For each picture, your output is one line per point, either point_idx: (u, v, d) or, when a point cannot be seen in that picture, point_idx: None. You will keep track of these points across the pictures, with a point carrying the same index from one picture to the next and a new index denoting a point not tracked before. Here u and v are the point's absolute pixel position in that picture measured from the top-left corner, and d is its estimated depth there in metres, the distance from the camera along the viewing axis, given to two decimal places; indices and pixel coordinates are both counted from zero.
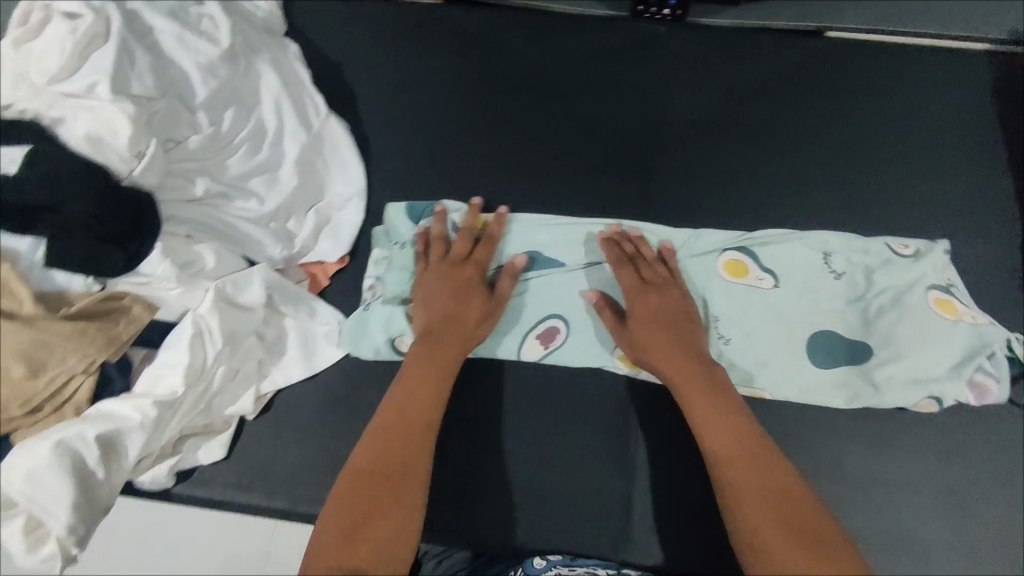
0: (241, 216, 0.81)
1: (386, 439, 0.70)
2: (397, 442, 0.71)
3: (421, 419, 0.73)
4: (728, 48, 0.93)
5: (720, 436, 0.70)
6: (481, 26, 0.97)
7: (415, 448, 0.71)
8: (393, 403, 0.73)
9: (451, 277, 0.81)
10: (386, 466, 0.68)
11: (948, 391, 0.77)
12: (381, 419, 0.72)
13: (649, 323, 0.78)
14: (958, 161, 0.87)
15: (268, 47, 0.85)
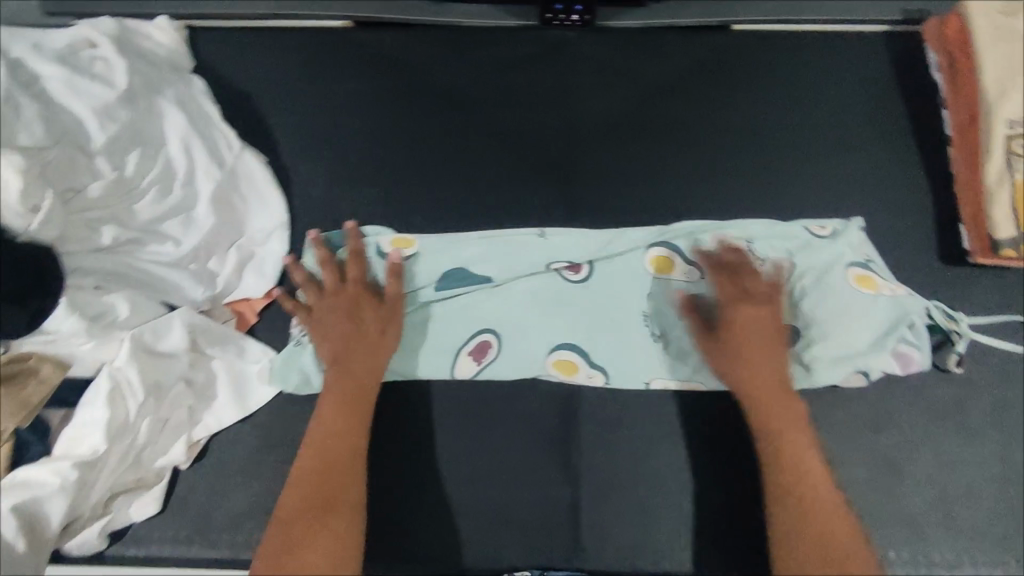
0: (157, 263, 0.81)
1: (320, 475, 0.72)
2: (328, 477, 0.72)
3: (346, 447, 0.74)
4: (638, 50, 0.95)
5: (794, 468, 0.72)
6: (391, 45, 0.96)
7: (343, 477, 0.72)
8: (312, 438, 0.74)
9: (339, 306, 0.80)
10: (320, 499, 0.70)
11: (874, 364, 0.79)
12: (306, 455, 0.73)
13: (747, 342, 0.77)
14: (858, 142, 0.91)
15: (169, 84, 0.83)
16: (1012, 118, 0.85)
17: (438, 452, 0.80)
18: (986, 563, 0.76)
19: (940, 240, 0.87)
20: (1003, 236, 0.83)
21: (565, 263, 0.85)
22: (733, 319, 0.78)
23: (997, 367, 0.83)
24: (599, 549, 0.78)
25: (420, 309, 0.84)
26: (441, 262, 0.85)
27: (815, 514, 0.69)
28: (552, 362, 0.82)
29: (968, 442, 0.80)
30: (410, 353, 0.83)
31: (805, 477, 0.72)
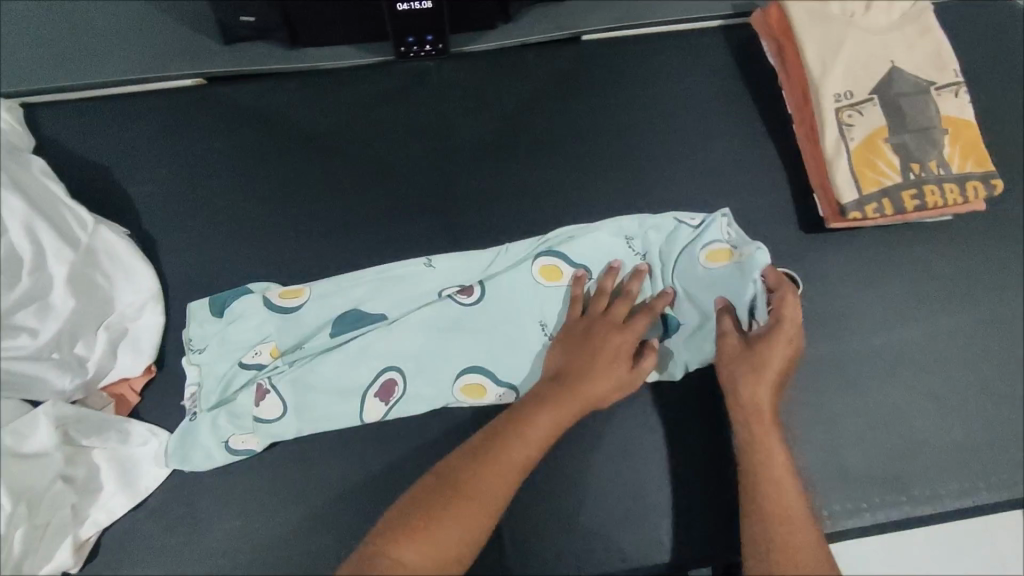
0: (14, 357, 0.74)
1: (491, 463, 0.67)
2: (498, 474, 0.67)
3: (528, 456, 0.69)
4: (497, 70, 0.97)
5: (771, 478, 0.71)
6: (248, 98, 0.94)
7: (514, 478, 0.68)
8: (535, 428, 0.70)
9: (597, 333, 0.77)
10: (470, 485, 0.65)
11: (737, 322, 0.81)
12: (491, 440, 0.69)
13: (767, 366, 0.75)
14: (714, 130, 0.97)
15: (4, 164, 0.76)
16: (838, 92, 0.90)
17: (350, 501, 0.78)
18: (882, 505, 0.81)
19: (799, 211, 0.93)
20: (847, 200, 0.87)
21: (455, 288, 0.85)
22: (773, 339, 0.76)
23: (867, 320, 0.88)
24: (525, 567, 0.78)
25: (315, 359, 0.81)
26: (330, 307, 0.83)
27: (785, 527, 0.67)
28: (460, 387, 0.82)
29: (853, 394, 0.85)
30: (309, 407, 0.79)
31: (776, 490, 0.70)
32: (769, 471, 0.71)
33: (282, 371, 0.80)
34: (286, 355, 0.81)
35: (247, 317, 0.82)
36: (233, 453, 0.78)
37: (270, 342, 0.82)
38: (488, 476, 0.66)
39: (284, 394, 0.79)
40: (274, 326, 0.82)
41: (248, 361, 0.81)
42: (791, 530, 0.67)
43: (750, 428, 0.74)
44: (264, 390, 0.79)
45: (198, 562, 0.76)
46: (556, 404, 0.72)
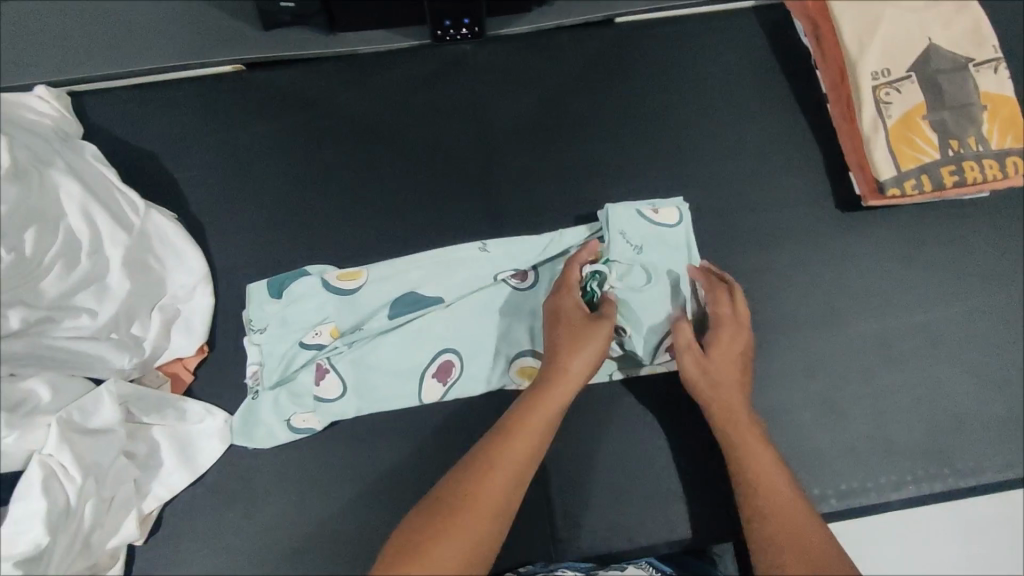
0: (74, 337, 0.75)
1: (492, 460, 0.65)
2: (505, 470, 0.65)
3: (523, 458, 0.66)
4: (533, 52, 0.98)
5: (749, 449, 0.72)
6: (289, 84, 0.96)
7: (513, 481, 0.64)
8: (525, 427, 0.67)
9: (560, 328, 0.76)
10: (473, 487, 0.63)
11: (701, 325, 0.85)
12: (482, 449, 0.67)
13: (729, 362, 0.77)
14: (750, 110, 0.98)
15: (63, 152, 0.79)
16: (875, 70, 0.91)
17: (403, 477, 0.80)
18: (923, 478, 0.83)
19: (836, 191, 0.94)
20: (886, 177, 0.88)
21: (510, 271, 0.86)
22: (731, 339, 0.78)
23: (904, 297, 0.89)
24: (574, 538, 0.80)
25: (376, 341, 0.83)
26: (392, 289, 0.85)
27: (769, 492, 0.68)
28: (516, 371, 0.84)
29: (894, 370, 0.86)
30: (370, 386, 0.82)
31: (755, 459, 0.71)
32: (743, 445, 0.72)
33: (340, 352, 0.83)
34: (345, 337, 0.83)
35: (305, 298, 0.84)
36: (294, 431, 0.81)
37: (330, 323, 0.84)
38: (494, 474, 0.64)
39: (343, 374, 0.82)
40: (333, 306, 0.84)
41: (309, 341, 0.83)
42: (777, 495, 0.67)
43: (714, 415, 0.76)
44: (324, 369, 0.82)
45: (256, 535, 0.79)
46: (540, 404, 0.70)
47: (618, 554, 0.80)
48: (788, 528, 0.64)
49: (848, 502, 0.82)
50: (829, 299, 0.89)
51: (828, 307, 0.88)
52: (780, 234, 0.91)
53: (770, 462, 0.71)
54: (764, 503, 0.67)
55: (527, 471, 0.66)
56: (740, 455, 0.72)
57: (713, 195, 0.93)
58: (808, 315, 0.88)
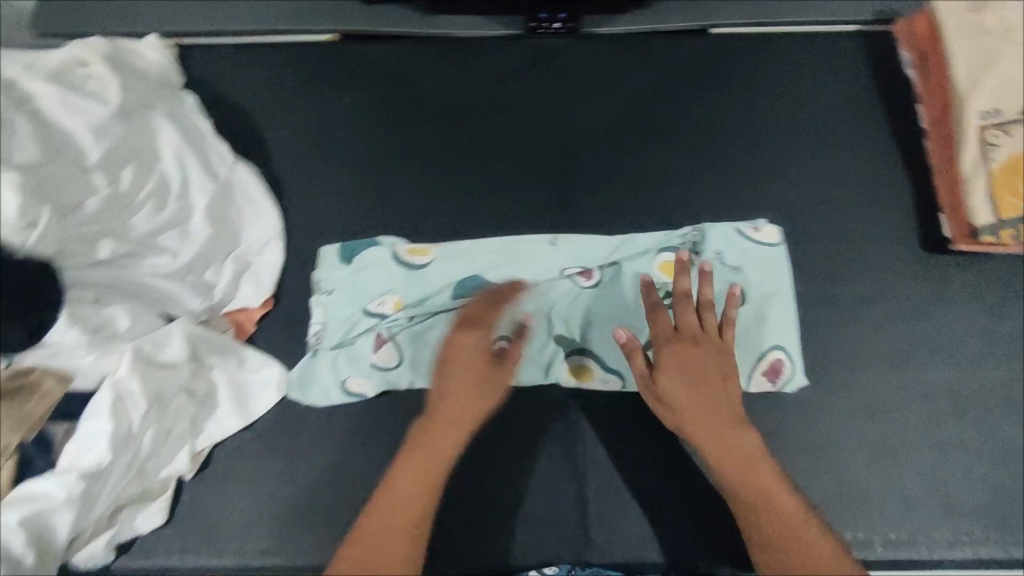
0: (156, 275, 0.80)
1: (401, 477, 0.69)
2: (416, 487, 0.68)
3: (415, 511, 0.67)
4: (625, 54, 0.98)
5: (705, 430, 0.70)
6: (381, 57, 0.98)
7: (410, 535, 0.66)
8: (426, 446, 0.70)
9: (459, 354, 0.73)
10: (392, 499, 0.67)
11: (794, 360, 0.83)
12: (394, 477, 0.69)
13: (686, 381, 0.72)
14: (841, 136, 0.94)
15: (165, 101, 0.84)
16: (985, 110, 0.85)
17: (443, 455, 0.81)
18: (982, 540, 0.78)
19: (924, 230, 0.90)
20: (984, 224, 0.84)
21: (577, 269, 0.87)
22: (675, 362, 0.73)
23: (984, 348, 0.85)
24: (605, 546, 0.79)
25: (436, 320, 0.84)
26: (456, 271, 0.86)
27: (738, 471, 0.69)
28: (567, 369, 0.84)
29: (962, 424, 0.82)
30: (426, 359, 0.83)
31: (715, 438, 0.70)
32: (749, 482, 0.68)
33: (400, 324, 0.84)
34: (408, 309, 0.84)
35: (376, 267, 0.86)
36: (349, 396, 0.83)
37: (394, 295, 0.85)
38: (402, 488, 0.68)
39: (401, 346, 0.84)
40: (401, 278, 0.86)
41: (373, 309, 0.85)
42: (744, 473, 0.69)
43: (703, 451, 0.71)
44: (383, 339, 0.84)
45: (296, 489, 0.81)
46: (421, 459, 0.69)
47: (649, 568, 0.78)
48: (770, 508, 0.67)
49: (900, 554, 0.78)
50: (902, 340, 0.85)
51: (898, 348, 0.85)
52: (857, 266, 0.88)
53: (735, 443, 0.70)
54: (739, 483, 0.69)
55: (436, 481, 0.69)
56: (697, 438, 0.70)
57: (793, 218, 0.90)
58: (876, 353, 0.85)
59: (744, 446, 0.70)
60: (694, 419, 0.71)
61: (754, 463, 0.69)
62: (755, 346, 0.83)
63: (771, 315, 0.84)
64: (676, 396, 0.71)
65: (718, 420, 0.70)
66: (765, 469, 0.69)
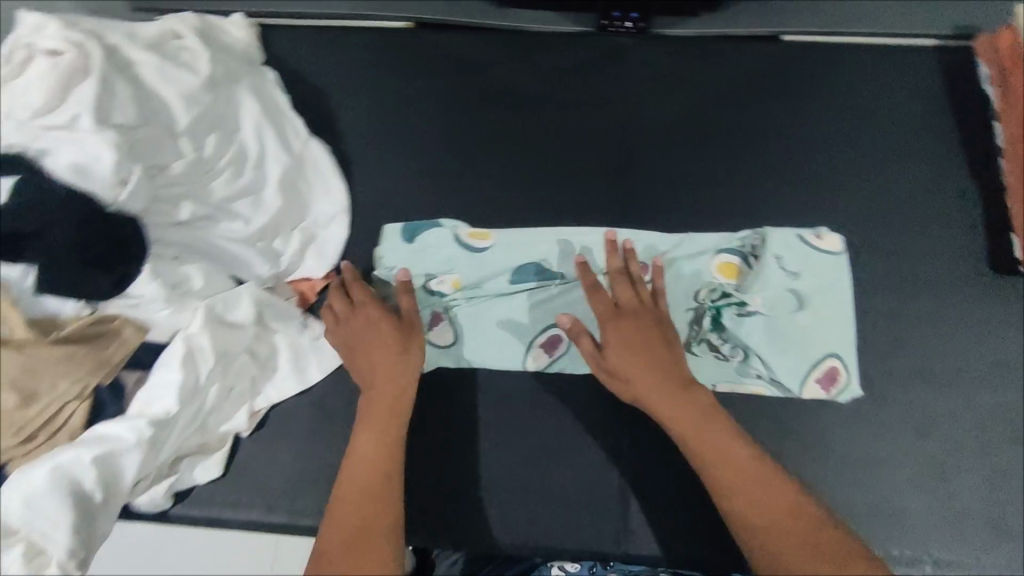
0: (230, 239, 0.83)
1: (364, 446, 0.74)
2: (379, 453, 0.73)
3: (378, 470, 0.72)
4: (693, 56, 0.98)
5: (654, 396, 0.73)
6: (453, 46, 1.01)
7: (381, 492, 0.70)
8: (374, 415, 0.76)
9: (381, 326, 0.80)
10: (360, 465, 0.72)
11: (849, 369, 0.82)
12: (360, 445, 0.74)
13: (633, 352, 0.75)
14: (911, 149, 0.93)
15: (249, 75, 0.88)
16: None
17: (488, 434, 0.84)
18: None
19: (992, 250, 0.88)
20: None
21: (635, 263, 0.87)
22: (620, 336, 0.76)
23: None
24: (641, 534, 0.80)
25: (493, 302, 0.87)
26: (515, 257, 0.88)
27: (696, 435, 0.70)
28: None
29: (1018, 449, 0.81)
30: (481, 339, 0.86)
31: (665, 402, 0.72)
32: (687, 436, 0.71)
33: (458, 302, 0.87)
34: (467, 290, 0.87)
35: (438, 247, 0.89)
36: None
37: (454, 274, 0.87)
38: (366, 456, 0.73)
39: (457, 325, 0.86)
40: (462, 261, 0.88)
41: (432, 287, 0.87)
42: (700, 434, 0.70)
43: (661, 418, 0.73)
44: (440, 317, 0.87)
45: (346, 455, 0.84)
46: (372, 423, 0.75)
47: (683, 562, 0.79)
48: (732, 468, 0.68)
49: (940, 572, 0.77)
50: (961, 359, 0.84)
51: (956, 368, 0.83)
52: (920, 282, 0.86)
53: (685, 406, 0.72)
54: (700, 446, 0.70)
55: (394, 443, 0.75)
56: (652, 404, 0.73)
57: (856, 229, 0.89)
58: (933, 371, 0.83)
59: (696, 408, 0.72)
60: (643, 387, 0.74)
61: (708, 422, 0.71)
62: (810, 353, 0.83)
63: (828, 322, 0.84)
64: (621, 368, 0.75)
65: (666, 385, 0.73)
66: (720, 428, 0.70)
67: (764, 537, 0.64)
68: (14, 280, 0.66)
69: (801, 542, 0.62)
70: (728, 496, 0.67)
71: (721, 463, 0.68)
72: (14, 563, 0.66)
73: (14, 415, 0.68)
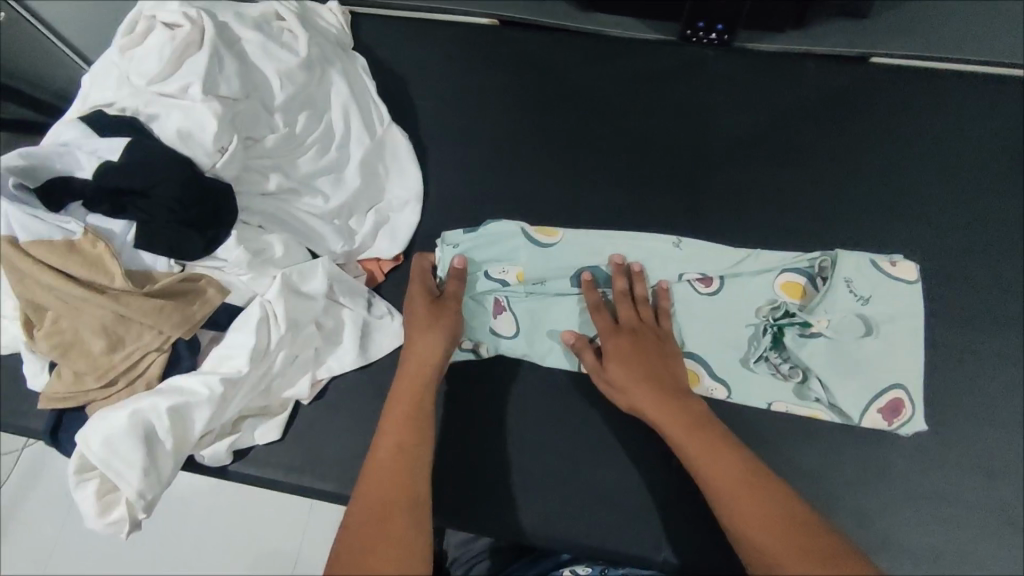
0: (309, 213, 0.86)
1: (391, 423, 0.72)
2: (407, 431, 0.71)
3: (405, 445, 0.70)
4: (776, 72, 0.98)
5: (653, 406, 0.74)
6: (536, 45, 1.03)
7: (400, 471, 0.67)
8: (401, 391, 0.75)
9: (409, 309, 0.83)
10: (383, 440, 0.70)
11: (918, 404, 0.80)
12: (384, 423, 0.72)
13: (629, 363, 0.78)
14: (994, 182, 0.92)
15: (340, 58, 0.91)
16: None
17: (541, 427, 0.84)
18: None
19: None
20: None
21: (695, 275, 0.87)
22: (616, 348, 0.79)
23: None
24: (689, 545, 0.78)
25: (553, 300, 0.88)
26: (582, 259, 0.90)
27: (692, 439, 0.70)
28: None
29: None
30: (540, 332, 0.87)
31: (663, 409, 0.74)
32: (683, 443, 0.70)
33: (518, 294, 0.88)
34: (529, 283, 0.89)
35: (504, 238, 0.90)
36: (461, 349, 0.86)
37: (517, 266, 0.90)
38: (393, 432, 0.71)
39: (517, 316, 0.87)
40: (528, 256, 0.90)
41: (496, 276, 0.89)
42: (695, 438, 0.70)
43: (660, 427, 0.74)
44: (500, 306, 0.88)
45: None
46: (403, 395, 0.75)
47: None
48: (727, 469, 0.66)
49: None
50: None
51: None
52: (989, 317, 0.86)
53: (681, 412, 0.73)
54: (696, 450, 0.69)
55: (421, 423, 0.73)
56: (650, 413, 0.75)
57: (933, 259, 0.88)
58: (1001, 411, 0.82)
59: (694, 415, 0.72)
60: (641, 395, 0.76)
61: (704, 427, 0.71)
62: (875, 381, 0.81)
63: (895, 355, 0.82)
64: (619, 378, 0.78)
65: (666, 394, 0.75)
66: (716, 433, 0.70)
67: (752, 547, 0.60)
68: (118, 233, 0.72)
69: (794, 542, 0.58)
70: (716, 501, 0.65)
71: (715, 465, 0.67)
72: (90, 496, 0.72)
73: (101, 359, 0.73)
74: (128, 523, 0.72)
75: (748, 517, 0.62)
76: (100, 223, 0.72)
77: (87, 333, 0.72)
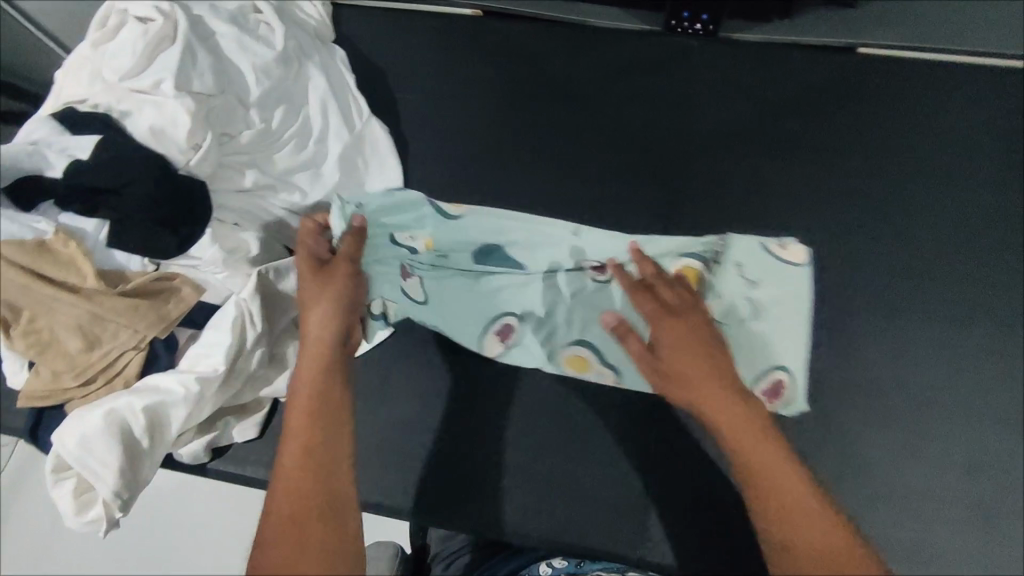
0: (284, 209, 0.86)
1: (300, 411, 0.64)
2: (316, 423, 0.63)
3: (315, 437, 0.62)
4: (761, 63, 0.96)
5: (703, 393, 0.67)
6: (519, 37, 1.01)
7: (313, 473, 0.60)
8: (306, 376, 0.67)
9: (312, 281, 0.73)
10: (293, 432, 0.63)
11: (796, 384, 0.80)
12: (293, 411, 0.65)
13: (684, 352, 0.69)
14: (981, 175, 0.90)
15: (318, 51, 0.90)
16: None
17: (520, 425, 0.84)
18: None
19: None
20: None
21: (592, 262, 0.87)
22: (665, 336, 0.71)
23: None
24: (664, 540, 0.79)
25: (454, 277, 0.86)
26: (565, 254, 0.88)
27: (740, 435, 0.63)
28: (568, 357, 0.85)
29: None
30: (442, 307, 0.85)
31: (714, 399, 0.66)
32: (732, 437, 0.64)
33: (421, 265, 0.86)
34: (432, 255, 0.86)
35: (412, 210, 0.88)
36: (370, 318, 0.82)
37: (424, 236, 0.87)
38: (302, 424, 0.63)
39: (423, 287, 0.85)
40: (436, 232, 0.88)
41: (401, 242, 0.86)
42: (745, 435, 0.63)
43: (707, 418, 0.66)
44: (407, 274, 0.85)
45: (375, 430, 0.85)
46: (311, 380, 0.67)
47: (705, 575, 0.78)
48: (779, 476, 0.60)
49: None
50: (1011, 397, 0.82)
51: (1005, 405, 0.82)
52: (972, 313, 0.85)
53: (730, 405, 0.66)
54: (744, 446, 0.63)
55: (332, 412, 0.65)
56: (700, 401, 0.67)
57: (918, 254, 0.87)
58: (981, 408, 0.82)
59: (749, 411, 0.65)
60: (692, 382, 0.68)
61: (757, 426, 0.64)
62: (758, 362, 0.81)
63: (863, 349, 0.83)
64: (670, 362, 0.69)
65: (722, 382, 0.67)
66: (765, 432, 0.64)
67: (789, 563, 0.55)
68: (90, 232, 0.71)
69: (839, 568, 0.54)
70: (758, 505, 0.60)
71: (766, 468, 0.61)
72: (67, 495, 0.72)
73: (79, 358, 0.72)
74: (105, 522, 0.72)
75: (795, 531, 0.57)
76: (74, 223, 0.70)
77: (62, 332, 0.70)
